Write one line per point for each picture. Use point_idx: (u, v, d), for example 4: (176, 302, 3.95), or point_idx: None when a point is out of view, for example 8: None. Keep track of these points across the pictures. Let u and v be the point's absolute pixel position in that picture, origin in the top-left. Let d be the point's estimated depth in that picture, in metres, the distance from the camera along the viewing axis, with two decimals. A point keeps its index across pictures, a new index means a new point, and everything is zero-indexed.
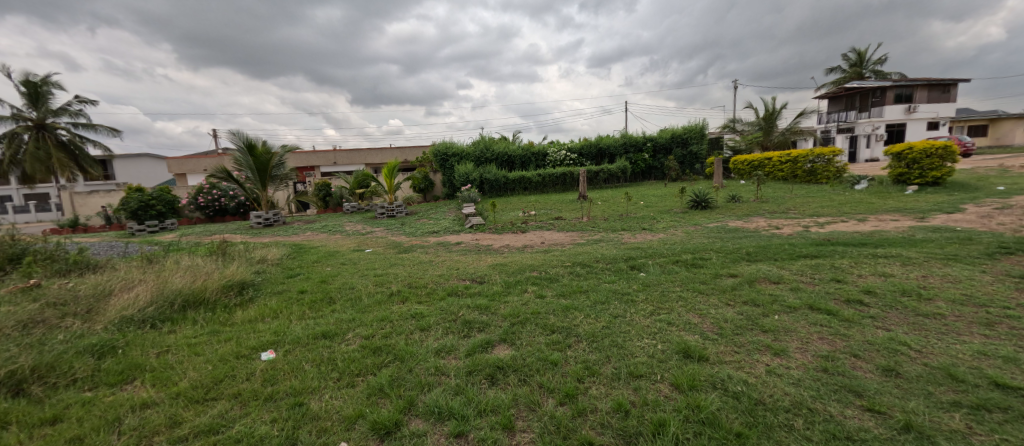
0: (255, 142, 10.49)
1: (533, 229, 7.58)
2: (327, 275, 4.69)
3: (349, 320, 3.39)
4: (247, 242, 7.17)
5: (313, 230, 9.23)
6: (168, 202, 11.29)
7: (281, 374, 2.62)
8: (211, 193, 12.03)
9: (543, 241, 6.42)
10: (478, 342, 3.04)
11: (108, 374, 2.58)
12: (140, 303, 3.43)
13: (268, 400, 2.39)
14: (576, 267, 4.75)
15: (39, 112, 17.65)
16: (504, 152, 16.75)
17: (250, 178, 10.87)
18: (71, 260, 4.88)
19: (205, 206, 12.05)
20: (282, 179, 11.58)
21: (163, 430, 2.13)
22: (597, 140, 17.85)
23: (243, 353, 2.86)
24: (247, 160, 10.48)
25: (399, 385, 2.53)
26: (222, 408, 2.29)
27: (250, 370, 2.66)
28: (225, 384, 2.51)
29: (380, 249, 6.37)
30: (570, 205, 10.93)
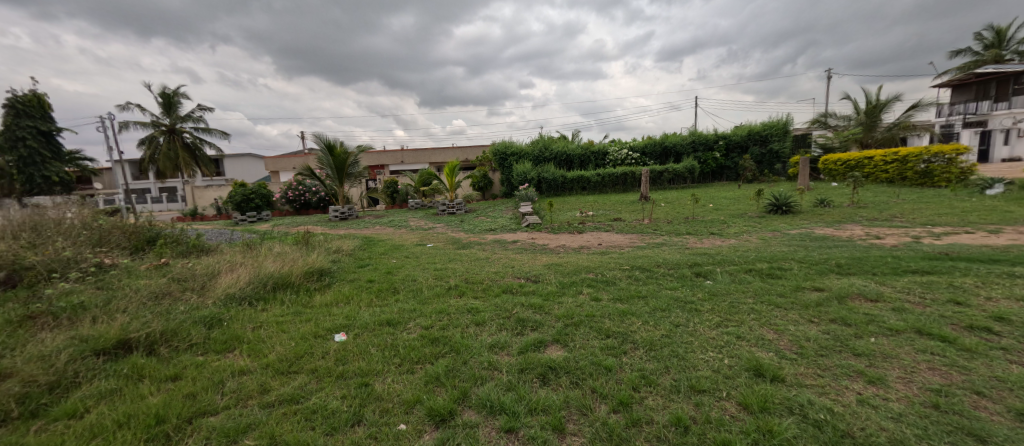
0: (334, 143, 11.46)
1: (590, 229, 7.42)
2: (392, 267, 5.01)
3: (410, 310, 3.59)
4: (327, 233, 7.90)
5: (383, 224, 9.89)
6: (265, 196, 12.87)
7: (350, 356, 2.86)
8: (298, 188, 13.42)
9: (600, 243, 6.24)
10: (532, 340, 3.05)
11: (215, 342, 3.02)
12: (241, 283, 3.96)
13: (339, 378, 2.63)
14: (635, 270, 4.55)
15: (171, 119, 21.05)
16: (563, 151, 16.58)
17: (330, 176, 11.94)
18: (191, 245, 5.77)
19: (293, 200, 13.51)
20: (356, 177, 12.50)
21: (255, 395, 2.44)
22: (661, 138, 16.93)
23: (320, 333, 3.17)
24: (328, 159, 11.54)
25: (454, 376, 2.64)
26: (302, 381, 2.57)
27: (325, 350, 2.94)
28: (305, 359, 2.81)
29: (441, 244, 6.65)
30: (630, 207, 10.46)
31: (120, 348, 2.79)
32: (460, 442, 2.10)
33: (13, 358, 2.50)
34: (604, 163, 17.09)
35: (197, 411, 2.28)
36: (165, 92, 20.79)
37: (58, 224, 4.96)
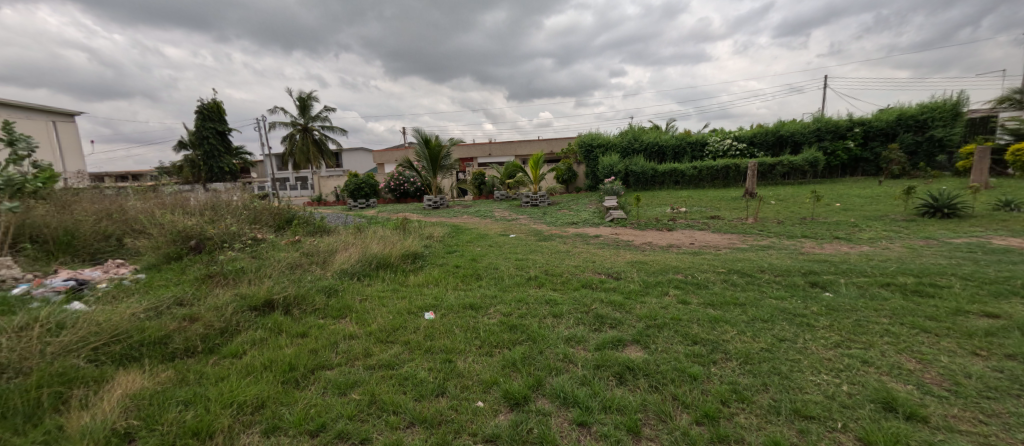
0: (431, 137, 12.42)
1: (681, 227, 6.86)
2: (477, 255, 5.28)
3: (491, 297, 3.77)
4: (421, 220, 8.59)
5: (469, 214, 10.31)
6: (373, 186, 14.56)
7: (437, 333, 3.14)
8: (399, 179, 14.78)
9: (694, 242, 5.73)
10: (610, 338, 2.99)
11: (332, 309, 3.56)
12: (353, 260, 4.56)
13: (427, 352, 2.90)
14: (733, 275, 4.10)
15: (305, 119, 24.68)
16: (654, 142, 15.34)
17: (426, 168, 12.87)
18: (316, 225, 6.81)
19: (394, 189, 14.93)
20: (448, 170, 13.20)
21: (360, 357, 2.83)
22: (775, 126, 14.71)
23: (412, 310, 3.52)
24: (425, 151, 12.46)
25: (530, 364, 2.72)
26: (397, 350, 2.91)
27: (417, 325, 3.26)
28: (400, 332, 3.17)
29: (523, 235, 6.77)
30: (731, 204, 9.37)
31: (266, 306, 3.49)
32: (532, 428, 2.17)
33: (198, 307, 3.31)
34: (703, 157, 15.30)
35: (317, 365, 2.73)
36: (302, 97, 24.49)
37: (229, 205, 6.34)
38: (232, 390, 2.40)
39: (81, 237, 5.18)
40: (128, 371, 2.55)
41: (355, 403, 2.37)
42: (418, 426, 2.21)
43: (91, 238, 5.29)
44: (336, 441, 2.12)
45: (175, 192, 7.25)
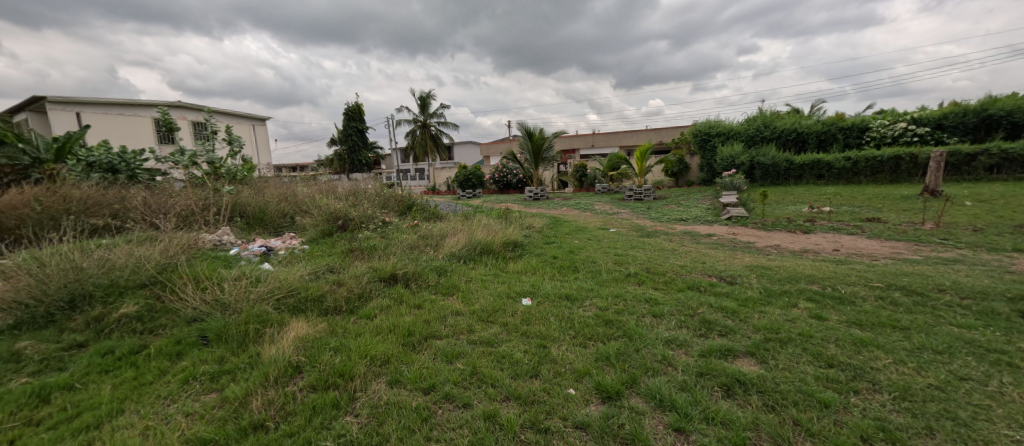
0: (534, 130, 12.30)
1: (821, 230, 5.83)
2: (576, 246, 5.28)
3: (588, 289, 3.77)
4: (522, 210, 8.80)
5: (569, 206, 10.16)
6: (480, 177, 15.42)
7: (533, 319, 3.27)
8: (503, 170, 15.29)
9: (839, 249, 4.82)
10: (718, 346, 2.76)
11: (442, 287, 3.97)
12: (460, 244, 4.96)
13: (523, 336, 3.05)
14: (891, 292, 3.37)
15: (424, 116, 26.84)
16: (790, 128, 13.07)
17: (529, 160, 13.01)
18: (431, 212, 7.54)
19: (498, 181, 15.56)
20: (550, 161, 13.15)
21: (464, 332, 3.11)
22: (979, 104, 11.36)
23: (511, 295, 3.73)
24: (529, 144, 12.59)
25: (626, 361, 2.68)
26: (495, 330, 3.12)
27: (514, 309, 3.45)
28: (499, 313, 3.39)
29: (625, 230, 6.48)
30: (902, 203, 7.64)
31: (391, 279, 4.06)
32: (624, 423, 2.14)
33: (341, 275, 4.02)
34: (862, 145, 12.56)
35: (429, 333, 3.08)
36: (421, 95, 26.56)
37: (366, 192, 7.45)
38: (365, 345, 2.86)
39: (267, 215, 6.66)
40: (294, 320, 3.23)
41: (460, 371, 2.60)
42: (513, 402, 2.33)
43: (276, 216, 6.78)
44: (443, 401, 2.35)
45: (328, 181, 8.78)
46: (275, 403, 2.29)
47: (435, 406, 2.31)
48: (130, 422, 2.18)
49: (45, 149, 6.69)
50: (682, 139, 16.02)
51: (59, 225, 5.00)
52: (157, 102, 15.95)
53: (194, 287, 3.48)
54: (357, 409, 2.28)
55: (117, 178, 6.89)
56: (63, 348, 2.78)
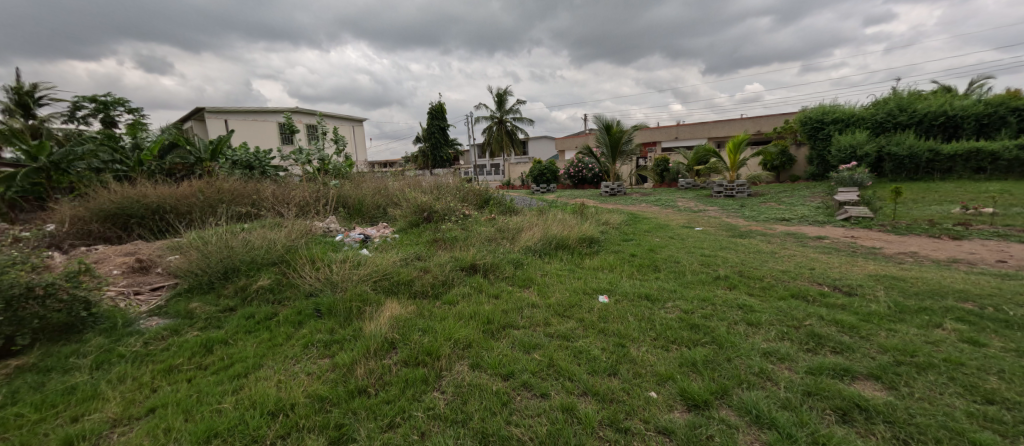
0: (612, 123, 11.88)
1: (975, 237, 4.91)
2: (656, 244, 5.06)
3: (670, 290, 3.60)
4: (598, 206, 8.59)
5: (648, 202, 9.73)
6: (554, 171, 15.52)
7: (611, 317, 3.20)
8: (578, 165, 15.07)
9: (1007, 260, 4.03)
10: (828, 363, 2.46)
11: (518, 279, 4.06)
12: (535, 239, 5.01)
13: (600, 333, 2.99)
14: None
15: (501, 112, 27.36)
16: (938, 110, 10.85)
17: (606, 154, 12.62)
18: (507, 206, 7.73)
19: (572, 176, 15.32)
20: (629, 155, 12.67)
21: (540, 325, 3.15)
22: None
23: (588, 291, 3.69)
24: (606, 138, 12.15)
25: (714, 369, 2.50)
26: (571, 326, 3.10)
27: (591, 306, 3.41)
28: (574, 309, 3.37)
29: (712, 229, 6.04)
30: None
31: (471, 268, 4.26)
32: (713, 434, 2.02)
33: (426, 263, 4.29)
34: None
35: (507, 323, 3.17)
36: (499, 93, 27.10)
37: (448, 187, 7.85)
38: (449, 329, 3.04)
39: (364, 207, 7.37)
40: (388, 300, 3.52)
41: (537, 362, 2.65)
42: (591, 397, 2.32)
43: (371, 207, 7.42)
44: (521, 389, 2.42)
45: (412, 176, 9.39)
46: (375, 373, 2.52)
47: (514, 393, 2.39)
48: (268, 375, 2.55)
49: (205, 150, 8.27)
50: (786, 127, 14.59)
51: (216, 211, 6.21)
52: (282, 109, 18.55)
53: (310, 266, 4.00)
54: (444, 386, 2.45)
55: (253, 173, 8.44)
56: (220, 311, 3.43)
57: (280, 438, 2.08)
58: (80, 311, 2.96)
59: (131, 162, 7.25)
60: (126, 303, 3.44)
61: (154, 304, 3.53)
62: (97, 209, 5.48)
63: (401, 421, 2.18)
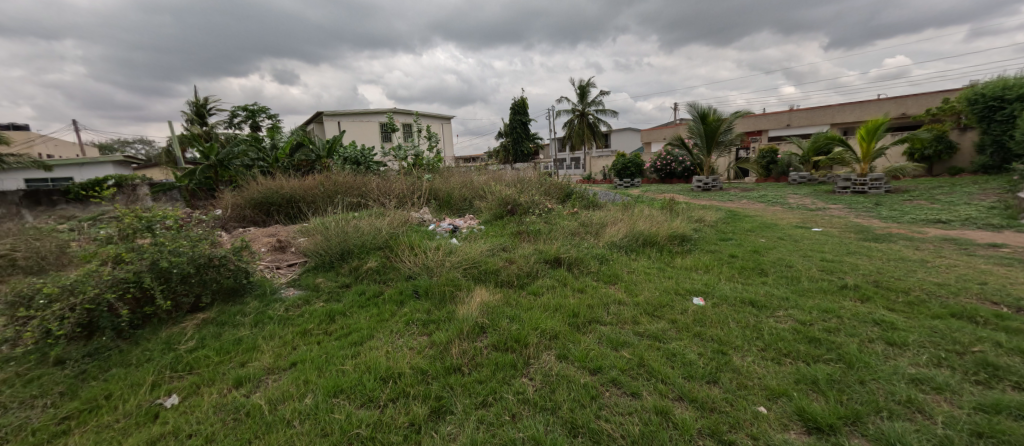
0: (709, 111, 10.97)
1: None
2: (761, 246, 4.56)
3: (782, 298, 3.20)
4: (690, 202, 8.01)
5: (752, 199, 8.86)
6: (638, 165, 14.96)
7: (709, 320, 2.93)
8: (666, 158, 14.34)
9: None
10: (1007, 401, 1.99)
11: (602, 275, 3.93)
12: (621, 235, 4.82)
13: (697, 337, 2.75)
14: None
15: (583, 105, 26.78)
16: None
17: (700, 145, 11.71)
18: (589, 200, 7.55)
19: (660, 169, 14.67)
20: (728, 146, 11.61)
21: (628, 322, 2.99)
22: None
23: (680, 292, 3.44)
24: (701, 128, 11.24)
25: (841, 390, 2.16)
26: (663, 326, 2.90)
27: (684, 307, 3.16)
28: (665, 309, 3.15)
29: (834, 231, 5.29)
30: None
31: (554, 261, 4.22)
32: None
33: (511, 254, 4.34)
34: None
35: (593, 318, 3.08)
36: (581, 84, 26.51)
37: (533, 182, 7.87)
38: (536, 319, 3.04)
39: (452, 199, 7.73)
40: (477, 287, 3.63)
41: (626, 360, 2.53)
42: (688, 403, 2.16)
43: (459, 200, 7.73)
44: (610, 385, 2.34)
45: (495, 170, 9.62)
46: (468, 354, 2.62)
47: (602, 388, 2.31)
48: (378, 345, 2.80)
49: (323, 147, 9.30)
50: (946, 108, 12.17)
51: (335, 201, 6.96)
52: (382, 110, 20.26)
53: (408, 251, 4.31)
54: (532, 374, 2.46)
55: (360, 167, 9.33)
56: (338, 285, 3.87)
57: (389, 401, 2.26)
58: (242, 278, 3.60)
59: (271, 159, 8.60)
60: (271, 275, 4.11)
61: (290, 276, 4.15)
62: (248, 200, 6.72)
63: (492, 401, 2.24)
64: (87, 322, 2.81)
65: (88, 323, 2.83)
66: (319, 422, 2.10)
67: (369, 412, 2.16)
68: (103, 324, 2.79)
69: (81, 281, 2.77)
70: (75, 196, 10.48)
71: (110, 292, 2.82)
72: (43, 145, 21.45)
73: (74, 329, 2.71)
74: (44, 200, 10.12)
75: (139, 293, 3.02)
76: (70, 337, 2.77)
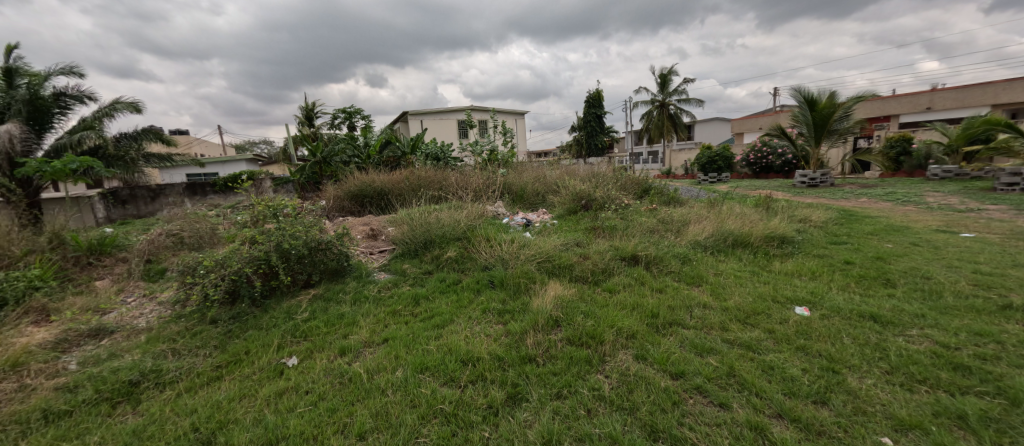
0: (819, 96, 9.68)
1: None
2: (886, 253, 3.91)
3: (915, 315, 2.71)
4: (791, 200, 7.17)
5: (877, 197, 7.65)
6: (727, 159, 13.87)
7: (815, 333, 2.58)
8: (762, 150, 13.00)
9: None
10: None
11: (685, 276, 3.68)
12: (707, 234, 4.47)
13: (800, 350, 2.44)
14: None
15: (664, 94, 25.29)
16: None
17: (806, 134, 10.42)
18: (669, 196, 7.10)
19: (754, 163, 13.35)
20: (843, 135, 10.13)
21: (716, 328, 2.75)
22: None
23: (779, 299, 3.08)
24: (808, 115, 9.98)
25: (999, 432, 1.78)
26: (758, 335, 2.62)
27: (783, 317, 2.82)
28: (760, 317, 2.85)
29: (992, 237, 4.34)
30: None
31: (632, 259, 4.04)
32: None
33: (586, 250, 4.23)
34: None
35: (674, 320, 2.88)
36: (663, 73, 25.03)
37: (610, 177, 7.61)
38: (612, 316, 2.93)
39: (525, 193, 7.74)
40: (551, 281, 3.60)
41: (713, 367, 2.33)
42: (789, 422, 1.93)
43: (531, 195, 7.74)
44: (694, 392, 2.18)
45: (570, 165, 9.47)
46: (543, 346, 2.60)
47: (686, 394, 2.16)
48: (458, 330, 2.90)
49: (408, 144, 9.90)
50: None
51: (416, 194, 7.38)
52: (461, 107, 21.03)
53: (484, 243, 4.41)
54: (608, 371, 2.37)
55: (440, 163, 9.77)
56: (422, 272, 4.09)
57: (469, 383, 2.33)
58: (344, 261, 3.93)
59: (364, 155, 9.40)
60: (366, 259, 4.47)
61: (382, 261, 4.47)
62: (347, 192, 7.40)
63: (568, 394, 2.20)
64: (232, 291, 3.34)
65: (233, 291, 3.36)
66: (408, 395, 2.23)
67: (451, 390, 2.25)
68: (243, 292, 3.28)
69: (228, 257, 3.33)
70: (221, 187, 12.30)
71: (247, 266, 3.30)
72: (198, 146, 25.77)
73: (224, 295, 3.24)
74: (200, 191, 12.00)
75: (269, 269, 3.48)
76: (221, 302, 3.30)
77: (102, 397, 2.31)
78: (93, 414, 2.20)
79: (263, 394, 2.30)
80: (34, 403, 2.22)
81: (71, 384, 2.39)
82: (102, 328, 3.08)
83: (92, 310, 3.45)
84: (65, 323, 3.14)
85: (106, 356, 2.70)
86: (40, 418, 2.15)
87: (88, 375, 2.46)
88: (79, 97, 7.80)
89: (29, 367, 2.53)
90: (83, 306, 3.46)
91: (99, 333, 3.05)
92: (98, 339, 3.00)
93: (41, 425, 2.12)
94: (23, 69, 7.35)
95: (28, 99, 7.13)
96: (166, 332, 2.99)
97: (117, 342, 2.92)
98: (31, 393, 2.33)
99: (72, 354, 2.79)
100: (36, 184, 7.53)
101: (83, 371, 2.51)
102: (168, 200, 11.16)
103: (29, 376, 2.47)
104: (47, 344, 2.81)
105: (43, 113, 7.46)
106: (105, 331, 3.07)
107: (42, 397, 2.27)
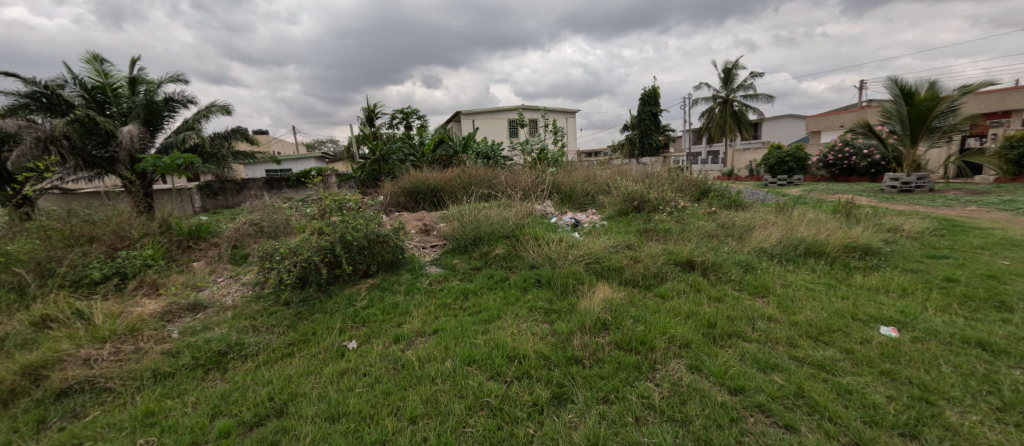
0: (918, 88, 8.63)
1: None
2: (1002, 271, 3.38)
3: None
4: (877, 206, 6.48)
5: (986, 204, 6.71)
6: (800, 159, 12.81)
7: (905, 358, 2.29)
8: (843, 151, 11.80)
9: None
10: None
11: (748, 285, 3.42)
12: (774, 241, 4.15)
13: (885, 375, 2.17)
14: None
15: (727, 90, 23.82)
16: None
17: (899, 133, 9.33)
18: (731, 199, 6.68)
19: (833, 164, 12.19)
20: (945, 133, 8.95)
21: (783, 344, 2.52)
22: None
23: (860, 317, 2.77)
24: (902, 110, 8.93)
25: None
26: (833, 354, 2.36)
27: (865, 336, 2.53)
28: (837, 335, 2.58)
29: None
30: None
31: (687, 264, 3.82)
32: None
33: (637, 252, 4.07)
34: None
35: (734, 331, 2.69)
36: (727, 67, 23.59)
37: (666, 177, 7.29)
38: (664, 323, 2.78)
39: (575, 193, 7.63)
40: (600, 283, 3.50)
41: (779, 386, 2.13)
42: None
43: (581, 194, 7.61)
44: (755, 410, 2.00)
45: (621, 164, 9.20)
46: (590, 348, 2.53)
47: (745, 411, 2.00)
48: (506, 326, 2.89)
49: (460, 142, 10.14)
50: None
51: (467, 191, 7.53)
52: (514, 107, 21.19)
53: (534, 242, 4.37)
54: (659, 379, 2.26)
55: (491, 161, 9.89)
56: (471, 268, 4.15)
57: (515, 379, 2.32)
58: (399, 254, 4.09)
59: (419, 154, 9.70)
60: (419, 253, 4.61)
61: (433, 256, 4.59)
62: (403, 189, 7.72)
63: (615, 399, 2.12)
64: (302, 277, 3.59)
65: (303, 277, 3.62)
66: (456, 385, 2.26)
67: (498, 384, 2.25)
68: (311, 278, 3.53)
69: (300, 245, 3.57)
70: (293, 182, 13.28)
71: (316, 255, 3.54)
72: (276, 145, 28.13)
73: (295, 280, 3.51)
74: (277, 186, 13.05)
75: (333, 258, 3.70)
76: (292, 285, 3.57)
77: (198, 363, 2.57)
78: (190, 377, 2.45)
79: (327, 373, 2.43)
80: (147, 363, 2.52)
81: (174, 350, 2.68)
82: (198, 303, 3.43)
83: (191, 287, 3.86)
84: (170, 296, 3.55)
85: (201, 328, 2.99)
86: (151, 377, 2.44)
87: (187, 343, 2.75)
88: (184, 101, 8.72)
89: (142, 333, 2.87)
90: (184, 282, 3.89)
91: (195, 307, 3.40)
92: (195, 313, 3.34)
93: (150, 383, 2.40)
94: (142, 78, 8.39)
95: (145, 103, 8.10)
96: (248, 310, 3.27)
97: (210, 316, 3.23)
98: (144, 355, 2.64)
99: (174, 324, 3.13)
100: (150, 178, 8.58)
101: (183, 340, 2.81)
102: (251, 193, 12.25)
103: (142, 340, 2.80)
104: (157, 314, 3.18)
105: (157, 116, 8.43)
106: (200, 306, 3.41)
107: (153, 359, 2.56)
